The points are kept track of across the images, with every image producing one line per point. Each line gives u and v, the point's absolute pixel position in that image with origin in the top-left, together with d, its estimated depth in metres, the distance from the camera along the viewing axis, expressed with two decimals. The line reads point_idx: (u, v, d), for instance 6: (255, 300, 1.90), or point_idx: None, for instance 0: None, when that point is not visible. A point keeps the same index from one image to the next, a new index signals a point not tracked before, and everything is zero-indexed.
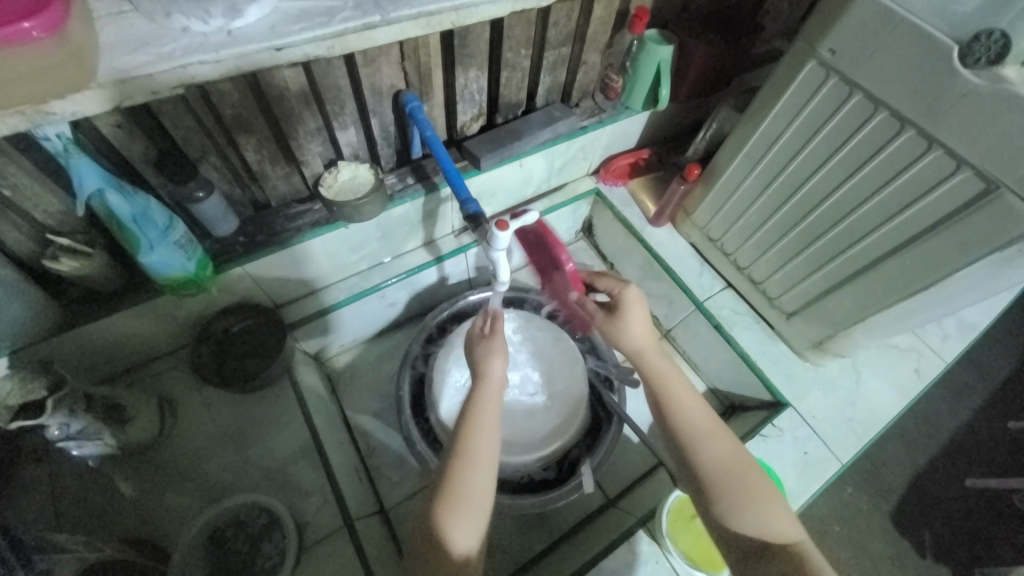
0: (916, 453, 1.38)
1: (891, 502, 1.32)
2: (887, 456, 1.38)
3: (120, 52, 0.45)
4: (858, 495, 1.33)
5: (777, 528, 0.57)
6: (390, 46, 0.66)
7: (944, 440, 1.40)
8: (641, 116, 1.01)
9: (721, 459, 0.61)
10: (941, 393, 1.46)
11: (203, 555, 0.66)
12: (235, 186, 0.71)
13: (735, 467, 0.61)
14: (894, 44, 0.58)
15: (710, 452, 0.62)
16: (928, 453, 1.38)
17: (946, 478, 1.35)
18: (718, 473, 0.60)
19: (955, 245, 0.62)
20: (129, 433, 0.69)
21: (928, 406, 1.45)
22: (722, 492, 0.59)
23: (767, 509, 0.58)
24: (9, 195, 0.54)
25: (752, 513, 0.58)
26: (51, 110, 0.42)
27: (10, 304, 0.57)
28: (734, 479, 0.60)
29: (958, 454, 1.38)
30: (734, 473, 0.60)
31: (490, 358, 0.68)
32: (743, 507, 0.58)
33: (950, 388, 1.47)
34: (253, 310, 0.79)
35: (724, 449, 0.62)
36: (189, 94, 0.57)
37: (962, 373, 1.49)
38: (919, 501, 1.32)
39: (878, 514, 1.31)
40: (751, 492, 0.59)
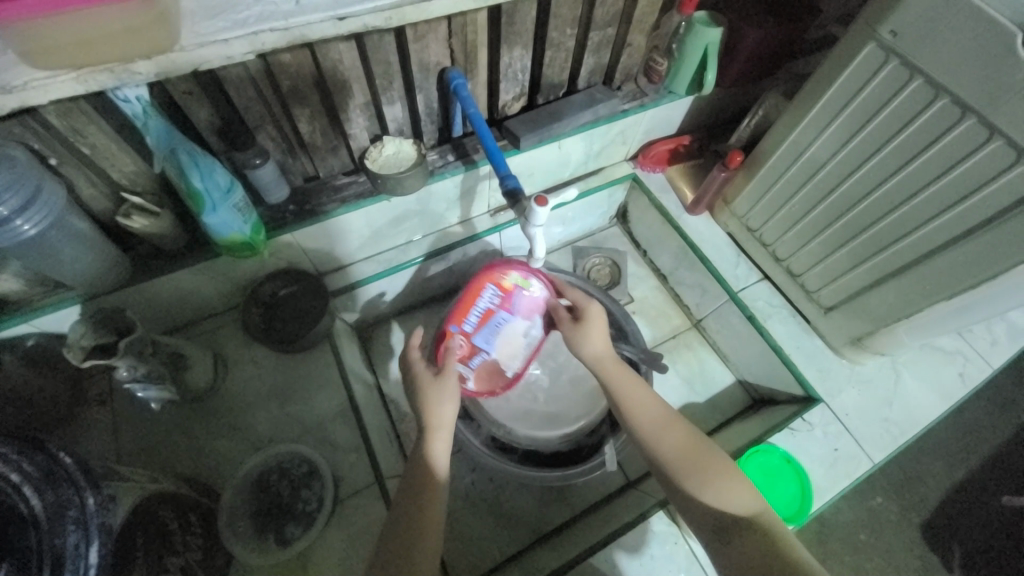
0: (954, 465, 1.33)
1: (923, 514, 1.28)
2: (922, 467, 1.33)
3: (198, 19, 0.48)
4: (888, 504, 1.29)
5: (735, 500, 0.57)
6: (439, 23, 0.67)
7: (986, 454, 1.34)
8: (684, 101, 0.99)
9: (678, 449, 0.62)
10: (987, 405, 1.40)
11: (249, 500, 0.71)
12: (288, 156, 0.75)
13: (691, 451, 0.62)
14: (961, 27, 0.56)
15: (667, 445, 0.63)
16: (967, 467, 1.32)
17: (985, 494, 1.29)
18: (680, 463, 0.61)
19: (1010, 242, 0.59)
20: (185, 383, 0.74)
21: (972, 418, 1.38)
22: (684, 476, 0.60)
23: (725, 484, 0.59)
24: (90, 154, 0.60)
25: (716, 492, 0.58)
26: (135, 69, 0.46)
27: (87, 254, 0.63)
28: (693, 461, 0.61)
29: (1000, 469, 1.32)
30: (693, 460, 0.61)
31: (440, 399, 0.65)
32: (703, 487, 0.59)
33: (997, 400, 1.40)
34: (300, 276, 0.84)
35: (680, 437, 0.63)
36: (251, 64, 0.60)
37: (1013, 387, 1.41)
38: (953, 515, 1.27)
39: (907, 524, 1.27)
40: (709, 473, 0.60)
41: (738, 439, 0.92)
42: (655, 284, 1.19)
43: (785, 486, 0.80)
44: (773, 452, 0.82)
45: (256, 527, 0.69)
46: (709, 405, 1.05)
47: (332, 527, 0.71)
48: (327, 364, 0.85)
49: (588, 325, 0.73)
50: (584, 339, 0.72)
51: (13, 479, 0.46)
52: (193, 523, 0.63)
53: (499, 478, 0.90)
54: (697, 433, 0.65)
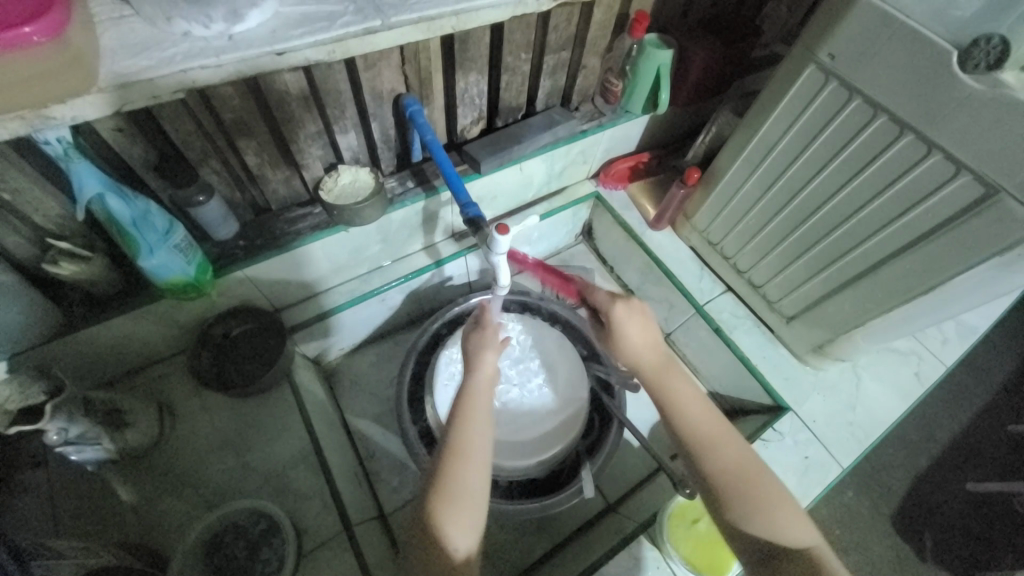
0: (917, 456, 1.38)
1: (892, 506, 1.32)
2: (887, 459, 1.37)
3: (120, 57, 0.45)
4: (859, 498, 1.32)
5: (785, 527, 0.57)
6: (391, 51, 0.66)
7: (944, 443, 1.40)
8: (641, 119, 1.01)
9: (729, 470, 0.60)
10: (942, 395, 1.46)
11: (204, 565, 0.65)
12: (235, 190, 0.71)
13: (742, 471, 0.60)
14: (893, 49, 0.59)
15: (716, 461, 0.61)
16: (928, 456, 1.38)
17: (947, 481, 1.35)
18: (727, 480, 0.60)
19: (955, 249, 0.62)
20: (127, 439, 0.68)
21: (930, 409, 1.45)
22: (731, 499, 0.59)
23: (777, 510, 0.58)
24: (10, 200, 0.54)
25: (763, 513, 0.58)
26: (51, 114, 0.42)
27: (11, 307, 0.57)
28: (741, 481, 0.60)
29: (958, 456, 1.38)
30: (742, 478, 0.60)
31: (481, 348, 0.73)
32: (749, 507, 0.58)
33: (951, 390, 1.47)
34: (256, 314, 0.79)
35: (734, 456, 0.62)
36: (189, 98, 0.57)
37: (961, 375, 1.49)
38: (921, 505, 1.32)
39: (879, 518, 1.30)
40: (759, 498, 0.58)
41: None
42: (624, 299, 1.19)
43: None
44: None
45: None
46: None
47: None
48: (288, 404, 0.81)
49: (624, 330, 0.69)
50: (629, 347, 0.68)
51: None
52: None
53: None
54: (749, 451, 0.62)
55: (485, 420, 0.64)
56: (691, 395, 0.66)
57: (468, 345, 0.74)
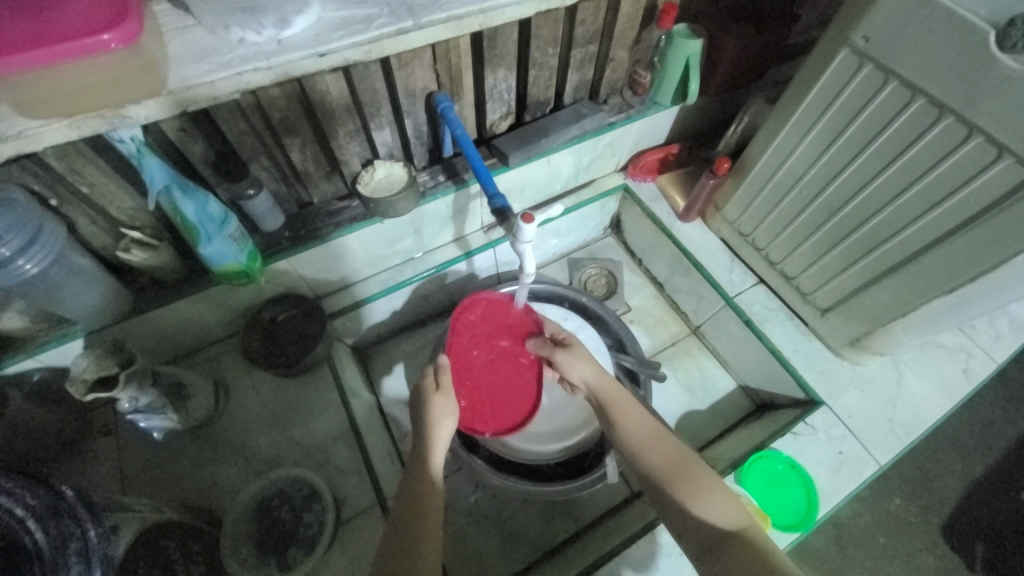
0: (973, 464, 1.30)
1: (942, 515, 1.25)
2: (938, 466, 1.30)
3: (186, 62, 0.50)
4: (906, 507, 1.26)
5: (725, 516, 0.55)
6: (423, 51, 0.70)
7: (1005, 451, 1.31)
8: (670, 111, 1.00)
9: (665, 462, 0.61)
10: (1002, 399, 1.37)
11: (253, 527, 0.71)
12: (281, 185, 0.77)
13: (680, 467, 0.61)
14: (932, 29, 0.57)
15: (654, 457, 0.62)
16: (986, 464, 1.29)
17: (1005, 491, 1.26)
18: (666, 475, 0.60)
19: (998, 237, 0.59)
20: (189, 411, 0.75)
21: (988, 413, 1.35)
22: (671, 490, 0.59)
23: (718, 502, 0.57)
24: (90, 194, 0.62)
25: (702, 502, 0.57)
26: (128, 114, 0.48)
27: (88, 287, 0.65)
28: (679, 473, 0.60)
29: (1020, 465, 1.29)
30: (680, 472, 0.60)
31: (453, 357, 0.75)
32: (690, 498, 0.58)
33: (1012, 394, 1.37)
34: (300, 300, 0.85)
35: (671, 452, 0.63)
36: (242, 100, 0.62)
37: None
38: (975, 516, 1.24)
39: (928, 526, 1.24)
40: (702, 492, 0.58)
41: (741, 445, 0.91)
42: (652, 292, 1.19)
43: (791, 490, 0.79)
44: (777, 456, 0.81)
45: (258, 552, 0.69)
46: (712, 412, 1.04)
47: (334, 551, 0.71)
48: (327, 385, 0.86)
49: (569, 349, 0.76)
50: (575, 366, 0.74)
51: (17, 514, 0.47)
52: (196, 552, 0.64)
53: (501, 494, 0.89)
54: (689, 451, 0.63)
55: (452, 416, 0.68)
56: (627, 402, 0.70)
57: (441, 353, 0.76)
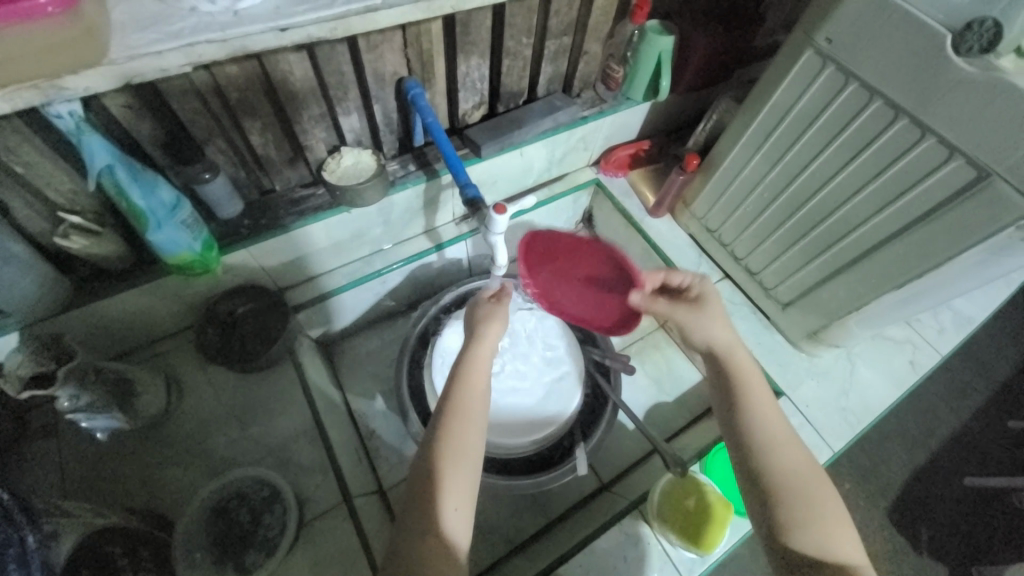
0: (915, 450, 1.39)
1: (889, 499, 1.33)
2: (885, 452, 1.38)
3: (130, 30, 0.46)
4: (856, 491, 1.34)
5: (833, 550, 0.52)
6: (393, 33, 0.67)
7: (944, 437, 1.41)
8: (642, 107, 1.01)
9: (791, 470, 0.57)
10: (942, 390, 1.47)
11: (207, 532, 0.66)
12: (239, 169, 0.73)
13: (804, 482, 0.56)
14: (890, 33, 0.59)
15: (780, 464, 0.57)
16: (928, 450, 1.39)
17: (944, 475, 1.36)
18: (785, 487, 0.56)
19: (947, 235, 0.62)
20: (137, 408, 0.70)
21: (929, 403, 1.45)
22: (786, 504, 0.55)
23: (828, 530, 0.53)
24: (22, 173, 0.57)
25: (814, 528, 0.53)
26: (65, 85, 0.43)
27: (25, 277, 0.60)
28: (803, 487, 0.56)
29: (958, 451, 1.39)
30: (802, 488, 0.56)
31: (486, 320, 0.67)
32: (802, 519, 0.54)
33: (950, 385, 1.48)
34: (261, 292, 0.81)
35: (799, 464, 0.57)
36: (196, 77, 0.58)
37: (962, 372, 1.50)
38: (917, 498, 1.33)
39: (875, 509, 1.32)
40: (815, 519, 0.54)
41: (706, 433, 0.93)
42: None
43: None
44: None
45: (213, 557, 0.64)
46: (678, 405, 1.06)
47: (297, 552, 0.68)
48: (290, 381, 0.82)
49: (695, 315, 0.67)
50: (707, 331, 0.66)
51: None
52: (145, 559, 0.59)
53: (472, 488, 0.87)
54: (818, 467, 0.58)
55: (483, 390, 0.60)
56: (772, 402, 0.62)
57: (475, 314, 0.69)
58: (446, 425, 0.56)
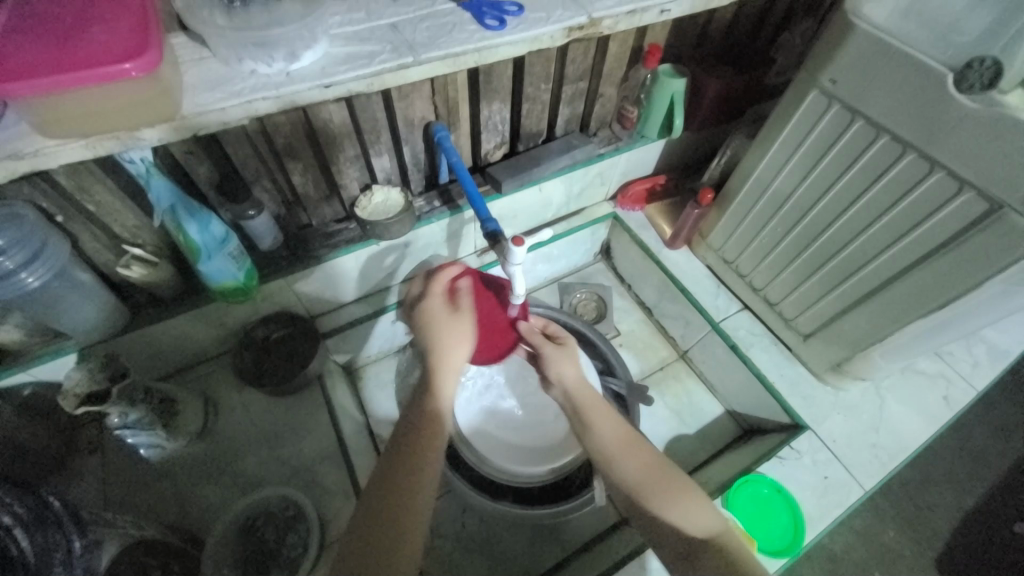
0: (965, 497, 1.30)
1: (937, 549, 1.24)
2: (931, 498, 1.30)
3: (199, 89, 0.53)
4: (901, 539, 1.25)
5: (696, 524, 0.58)
6: (423, 84, 0.74)
7: (997, 484, 1.31)
8: (656, 144, 1.06)
9: (642, 468, 0.62)
10: (992, 432, 1.39)
11: (233, 551, 0.68)
12: (281, 205, 0.80)
13: (656, 472, 0.62)
14: (891, 73, 0.62)
15: (633, 469, 0.63)
16: (980, 498, 1.30)
17: (1001, 525, 1.27)
18: (641, 489, 0.61)
19: (964, 265, 0.62)
20: (177, 426, 0.75)
21: (978, 445, 1.37)
22: (650, 501, 0.60)
23: (684, 506, 0.59)
24: (96, 210, 0.64)
25: (676, 508, 0.59)
26: (141, 136, 0.51)
27: (88, 302, 0.67)
28: (654, 482, 0.61)
29: (1014, 500, 1.30)
30: (654, 478, 0.61)
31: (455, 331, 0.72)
32: (666, 504, 0.59)
33: (1001, 427, 1.40)
34: (296, 321, 0.87)
35: (645, 459, 0.64)
36: (249, 125, 0.66)
37: (1015, 413, 1.41)
38: (970, 550, 1.24)
39: (922, 559, 1.23)
40: (674, 497, 0.60)
41: (729, 468, 0.91)
42: (642, 316, 1.21)
43: (778, 514, 0.78)
44: (761, 480, 0.81)
45: (239, 574, 0.67)
46: (700, 437, 1.04)
47: None
48: (316, 404, 0.86)
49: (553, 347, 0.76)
50: (557, 365, 0.75)
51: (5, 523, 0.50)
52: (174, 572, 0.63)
53: (489, 517, 0.87)
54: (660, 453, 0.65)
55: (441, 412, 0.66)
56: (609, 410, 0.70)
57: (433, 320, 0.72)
58: (409, 441, 0.63)
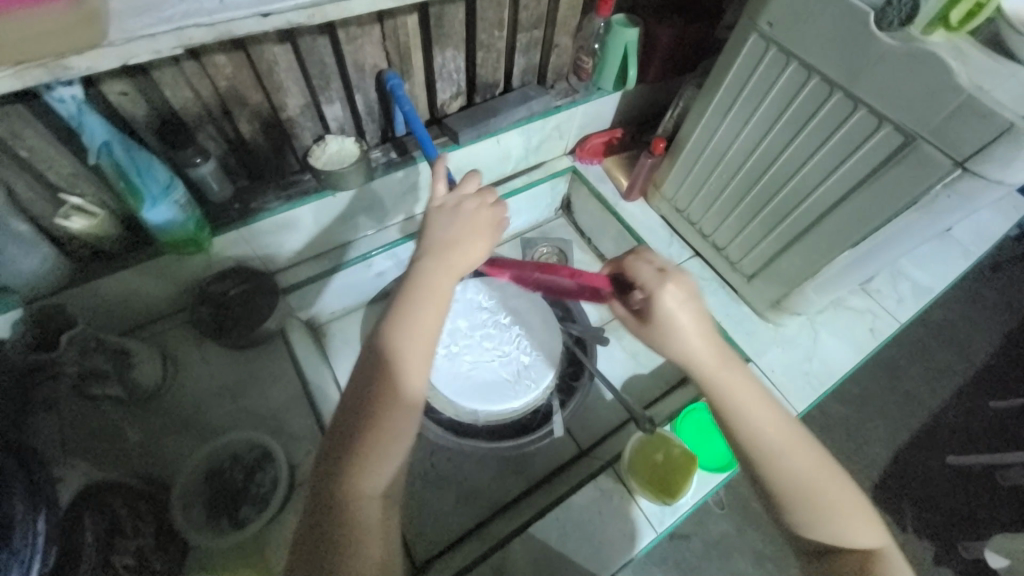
0: (898, 431, 1.45)
1: (872, 479, 1.39)
2: (867, 434, 1.44)
3: (128, 17, 0.50)
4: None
5: (847, 535, 0.56)
6: (372, 27, 0.73)
7: (925, 419, 1.47)
8: (612, 97, 1.07)
9: (805, 474, 0.56)
10: (921, 372, 1.54)
11: (201, 490, 0.69)
12: (229, 155, 0.78)
13: (818, 480, 0.56)
14: (821, 14, 0.65)
15: (790, 475, 0.56)
16: (909, 431, 1.45)
17: (931, 457, 1.43)
18: (796, 499, 0.56)
19: (884, 198, 0.68)
20: (135, 378, 0.74)
21: (908, 384, 1.52)
22: (804, 512, 0.56)
23: (848, 518, 0.56)
24: (28, 157, 0.61)
25: (835, 520, 0.55)
26: (70, 64, 0.48)
27: (30, 254, 0.65)
28: (815, 491, 0.56)
29: (938, 431, 1.46)
30: (813, 489, 0.56)
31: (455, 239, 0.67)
32: (824, 517, 0.55)
33: (929, 368, 1.55)
34: (251, 274, 0.85)
35: (809, 462, 0.57)
36: (187, 65, 0.64)
37: (939, 355, 1.57)
38: (902, 480, 1.40)
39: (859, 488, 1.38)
40: (832, 512, 0.56)
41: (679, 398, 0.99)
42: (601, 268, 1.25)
43: (716, 440, 0.86)
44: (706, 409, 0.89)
45: (209, 513, 0.68)
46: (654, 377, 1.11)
47: (289, 511, 0.71)
48: (281, 357, 0.87)
49: (665, 324, 0.64)
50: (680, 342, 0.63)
51: None
52: (145, 511, 0.62)
53: (456, 456, 0.92)
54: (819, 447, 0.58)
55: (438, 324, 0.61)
56: (751, 389, 0.60)
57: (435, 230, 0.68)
58: (403, 352, 0.58)
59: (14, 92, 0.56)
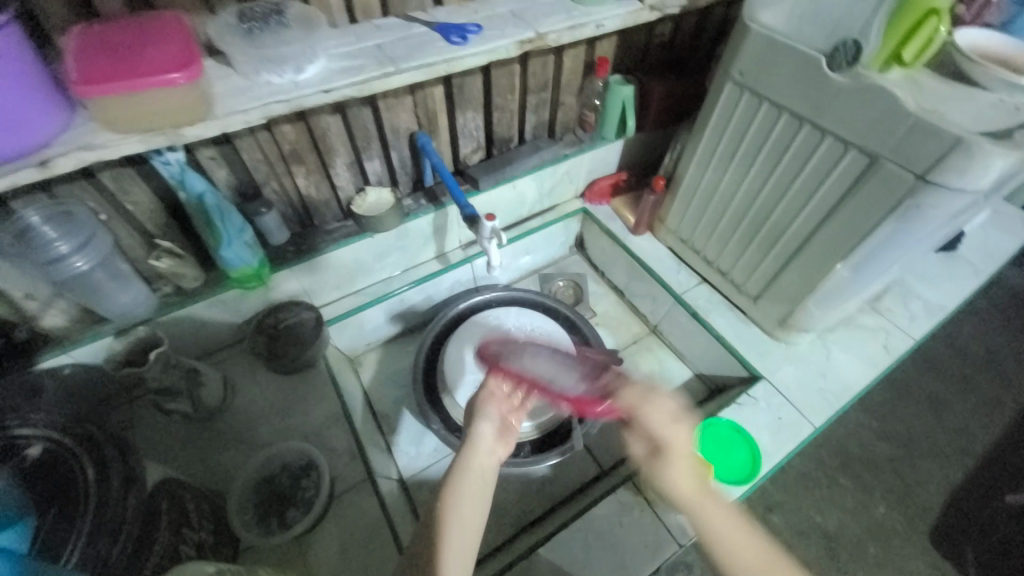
0: (950, 469, 1.37)
1: (929, 521, 1.30)
2: (919, 473, 1.37)
3: (224, 96, 0.66)
4: (891, 514, 1.31)
5: None
6: (405, 97, 0.89)
7: (979, 455, 1.39)
8: (616, 144, 1.20)
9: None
10: (966, 405, 1.48)
11: (251, 492, 0.78)
12: (288, 207, 0.92)
13: None
14: (781, 63, 0.76)
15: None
16: (964, 469, 1.37)
17: (990, 495, 1.34)
18: None
19: (861, 212, 0.74)
20: (200, 396, 0.84)
21: (955, 418, 1.45)
22: None
23: None
24: (133, 210, 0.77)
25: None
26: (184, 133, 0.63)
27: (125, 288, 0.79)
28: None
29: (994, 467, 1.37)
30: None
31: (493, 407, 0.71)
32: None
33: (975, 400, 1.48)
34: (297, 305, 0.95)
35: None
36: (260, 134, 0.79)
37: (986, 386, 1.51)
38: (961, 522, 1.30)
39: (914, 531, 1.29)
40: None
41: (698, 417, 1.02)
42: (615, 299, 1.32)
43: (735, 453, 0.88)
44: (721, 422, 0.90)
45: (258, 515, 0.76)
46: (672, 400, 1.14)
47: (329, 519, 0.77)
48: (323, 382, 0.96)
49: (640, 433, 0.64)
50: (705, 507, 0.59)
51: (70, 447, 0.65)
52: (206, 510, 0.70)
53: None
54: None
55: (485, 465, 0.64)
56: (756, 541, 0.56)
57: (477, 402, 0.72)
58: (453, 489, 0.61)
59: (126, 158, 0.71)
